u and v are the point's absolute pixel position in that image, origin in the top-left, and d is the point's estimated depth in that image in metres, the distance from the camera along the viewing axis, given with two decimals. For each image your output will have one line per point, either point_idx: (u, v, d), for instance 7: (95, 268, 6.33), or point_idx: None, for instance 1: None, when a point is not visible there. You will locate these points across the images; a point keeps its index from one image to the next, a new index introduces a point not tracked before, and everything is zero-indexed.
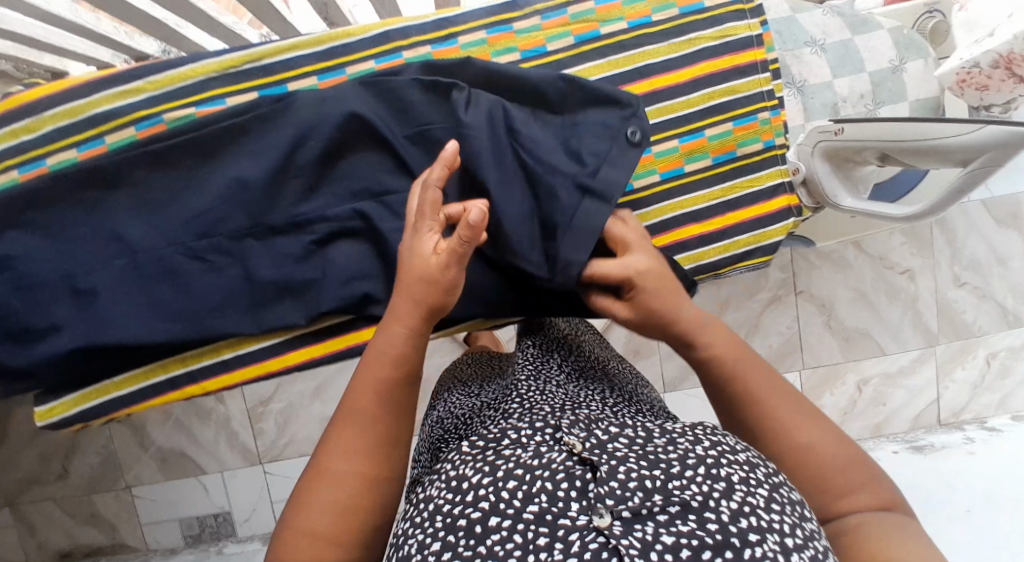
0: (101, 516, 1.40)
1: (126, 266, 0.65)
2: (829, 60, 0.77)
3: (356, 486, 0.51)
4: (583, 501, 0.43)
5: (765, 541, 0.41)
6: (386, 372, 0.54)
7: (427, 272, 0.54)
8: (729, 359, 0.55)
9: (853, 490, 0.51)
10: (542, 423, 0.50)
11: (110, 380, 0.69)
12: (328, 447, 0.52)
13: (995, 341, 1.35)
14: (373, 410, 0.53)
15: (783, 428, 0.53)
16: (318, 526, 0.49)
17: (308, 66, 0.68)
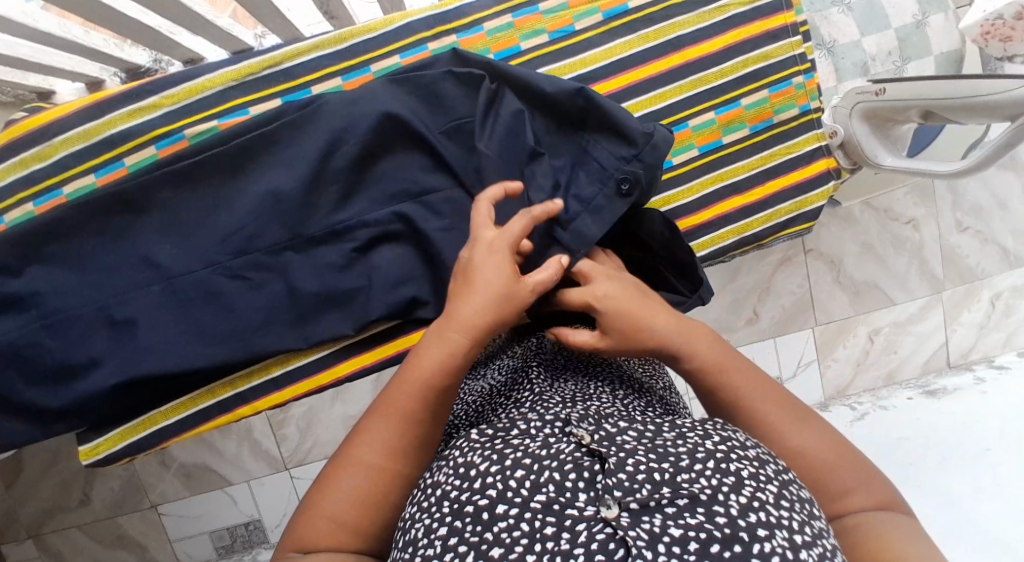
0: (129, 537, 1.38)
1: (163, 292, 0.62)
2: (857, 18, 0.76)
3: (375, 479, 0.48)
4: (590, 492, 0.39)
5: (774, 538, 0.36)
6: (438, 381, 0.49)
7: (511, 294, 0.51)
8: (711, 364, 0.51)
9: (849, 490, 0.46)
10: (550, 415, 0.46)
11: (156, 409, 0.66)
12: (360, 431, 0.50)
13: (998, 282, 1.39)
14: (412, 411, 0.49)
15: (771, 432, 0.48)
16: (336, 512, 0.47)
17: (332, 66, 0.67)
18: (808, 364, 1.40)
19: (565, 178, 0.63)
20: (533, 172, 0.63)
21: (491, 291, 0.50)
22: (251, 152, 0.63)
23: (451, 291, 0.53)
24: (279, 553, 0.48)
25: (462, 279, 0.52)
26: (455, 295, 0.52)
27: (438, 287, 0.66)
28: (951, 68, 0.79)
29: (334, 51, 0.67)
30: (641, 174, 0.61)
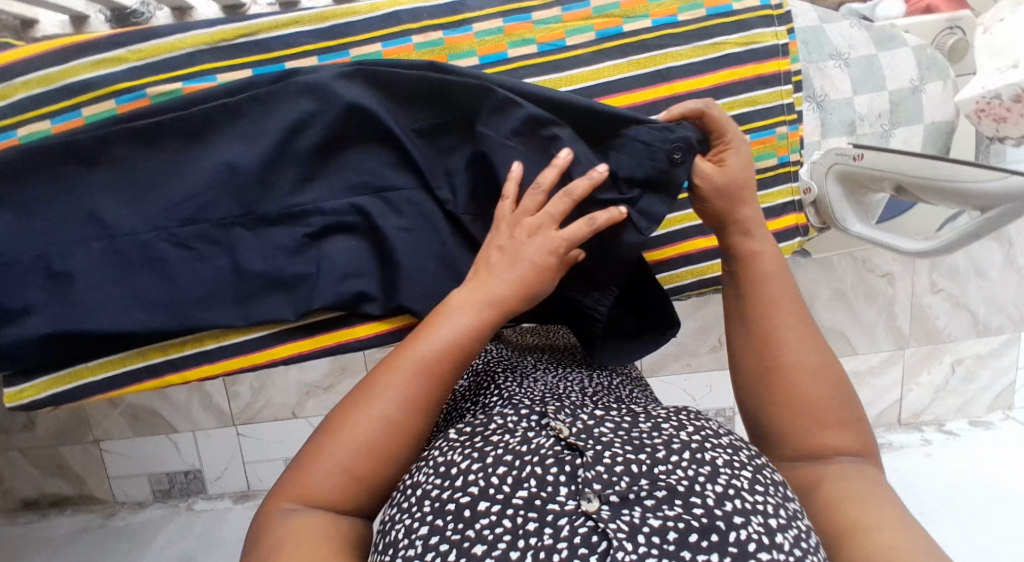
0: (69, 468, 1.38)
1: (105, 250, 0.61)
2: (852, 75, 0.74)
3: (387, 433, 0.47)
4: (571, 486, 0.42)
5: (750, 524, 0.40)
6: (464, 342, 0.50)
7: (539, 287, 0.54)
8: (760, 284, 0.57)
9: (831, 425, 0.53)
10: (527, 409, 0.49)
11: (84, 364, 0.65)
12: (373, 384, 0.49)
13: (963, 347, 1.40)
14: (435, 367, 0.49)
15: (783, 343, 0.55)
16: (343, 463, 0.46)
17: (310, 44, 0.65)
18: None
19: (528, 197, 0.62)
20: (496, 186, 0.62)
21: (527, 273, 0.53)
22: (214, 120, 0.62)
23: (483, 264, 0.55)
24: (269, 508, 0.46)
25: (505, 256, 0.54)
26: (490, 268, 0.54)
27: (388, 285, 0.66)
28: (940, 138, 0.78)
29: (317, 29, 0.65)
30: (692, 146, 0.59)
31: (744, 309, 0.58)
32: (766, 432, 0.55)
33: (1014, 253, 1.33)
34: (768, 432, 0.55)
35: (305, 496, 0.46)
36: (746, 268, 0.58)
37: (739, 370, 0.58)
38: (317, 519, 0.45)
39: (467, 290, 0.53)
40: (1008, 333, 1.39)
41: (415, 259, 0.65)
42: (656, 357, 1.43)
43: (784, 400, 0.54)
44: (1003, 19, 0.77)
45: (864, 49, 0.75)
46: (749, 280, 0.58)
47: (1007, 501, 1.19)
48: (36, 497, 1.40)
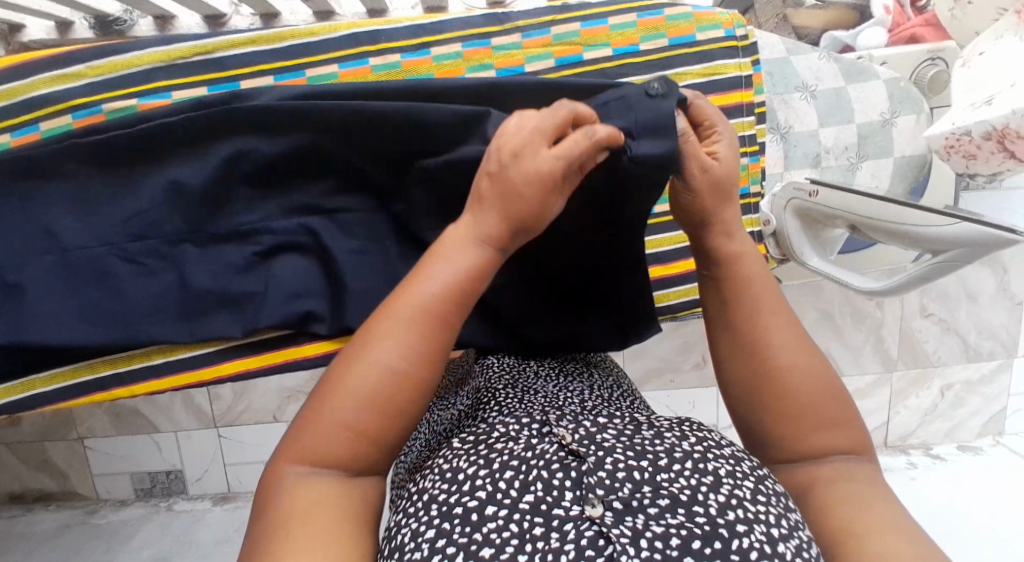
0: (54, 464, 1.40)
1: (57, 263, 0.62)
2: (819, 107, 0.73)
3: (389, 387, 0.45)
4: (575, 492, 0.41)
5: (752, 533, 0.40)
6: (460, 284, 0.47)
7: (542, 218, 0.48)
8: (744, 286, 0.55)
9: (829, 424, 0.52)
10: (528, 418, 0.48)
11: (36, 375, 0.66)
12: (368, 335, 0.46)
13: (952, 372, 1.37)
14: (433, 310, 0.46)
15: (771, 343, 0.53)
16: (346, 420, 0.44)
17: (267, 64, 0.66)
18: None
19: None
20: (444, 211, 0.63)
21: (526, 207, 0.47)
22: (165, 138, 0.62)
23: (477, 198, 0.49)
24: (273, 473, 0.45)
25: (497, 188, 0.48)
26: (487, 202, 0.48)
27: (336, 305, 0.66)
28: (909, 172, 0.77)
29: (272, 49, 0.66)
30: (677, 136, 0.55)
31: (728, 316, 0.55)
32: (762, 436, 0.53)
33: (1007, 279, 1.30)
34: (765, 434, 0.53)
35: (311, 457, 0.44)
36: (730, 271, 0.55)
37: (725, 378, 0.56)
38: (327, 481, 0.44)
39: (462, 229, 0.49)
40: (999, 359, 1.36)
41: (364, 282, 0.65)
42: (639, 373, 1.42)
43: (777, 403, 0.52)
44: (982, 52, 0.74)
45: (833, 81, 0.74)
46: (731, 281, 0.55)
47: (994, 533, 1.15)
48: (22, 491, 1.43)
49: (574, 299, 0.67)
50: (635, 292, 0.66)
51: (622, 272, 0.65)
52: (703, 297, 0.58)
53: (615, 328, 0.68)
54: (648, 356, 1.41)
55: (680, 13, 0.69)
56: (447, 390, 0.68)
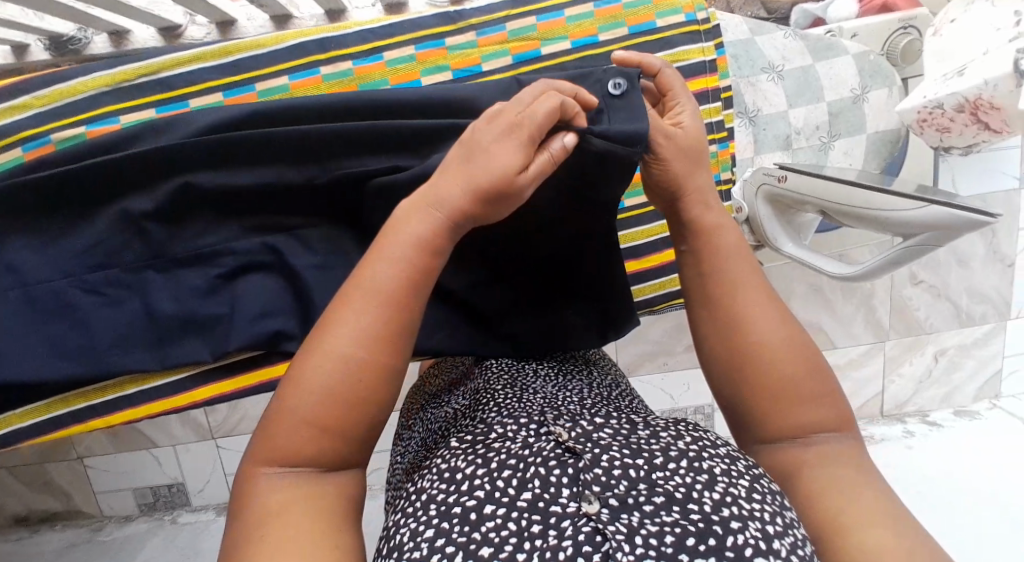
0: (55, 484, 1.41)
1: (17, 300, 0.61)
2: (786, 87, 0.72)
3: (354, 376, 0.43)
4: (573, 489, 0.43)
5: (747, 529, 0.41)
6: (417, 260, 0.45)
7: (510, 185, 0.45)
8: (720, 262, 0.53)
9: (814, 402, 0.51)
10: (525, 418, 0.50)
11: (9, 412, 0.65)
12: (327, 324, 0.44)
13: (946, 338, 1.36)
14: (390, 288, 0.44)
15: (752, 323, 0.52)
16: (311, 415, 0.43)
17: (214, 80, 0.65)
18: None
19: None
20: None
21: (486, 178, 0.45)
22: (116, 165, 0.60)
23: (440, 174, 0.47)
24: (246, 472, 0.43)
25: (463, 156, 0.46)
26: (450, 176, 0.46)
27: (306, 322, 0.65)
28: (883, 148, 0.76)
29: (218, 64, 0.65)
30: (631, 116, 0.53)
31: (706, 294, 0.54)
32: (745, 417, 0.52)
33: (997, 241, 1.28)
34: (748, 416, 0.52)
35: (279, 456, 0.43)
36: (704, 247, 0.54)
37: (705, 358, 0.54)
38: (299, 480, 0.43)
39: (420, 205, 0.46)
40: (992, 322, 1.35)
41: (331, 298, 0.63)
42: (632, 358, 1.42)
43: (757, 383, 0.51)
44: (954, 19, 0.72)
45: (800, 59, 0.72)
46: (707, 258, 0.54)
47: (992, 498, 1.15)
48: (27, 512, 1.44)
49: (550, 286, 0.65)
50: (611, 273, 0.65)
51: (595, 256, 0.64)
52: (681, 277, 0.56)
53: (594, 314, 0.66)
54: (640, 341, 1.41)
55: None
56: (442, 393, 0.68)
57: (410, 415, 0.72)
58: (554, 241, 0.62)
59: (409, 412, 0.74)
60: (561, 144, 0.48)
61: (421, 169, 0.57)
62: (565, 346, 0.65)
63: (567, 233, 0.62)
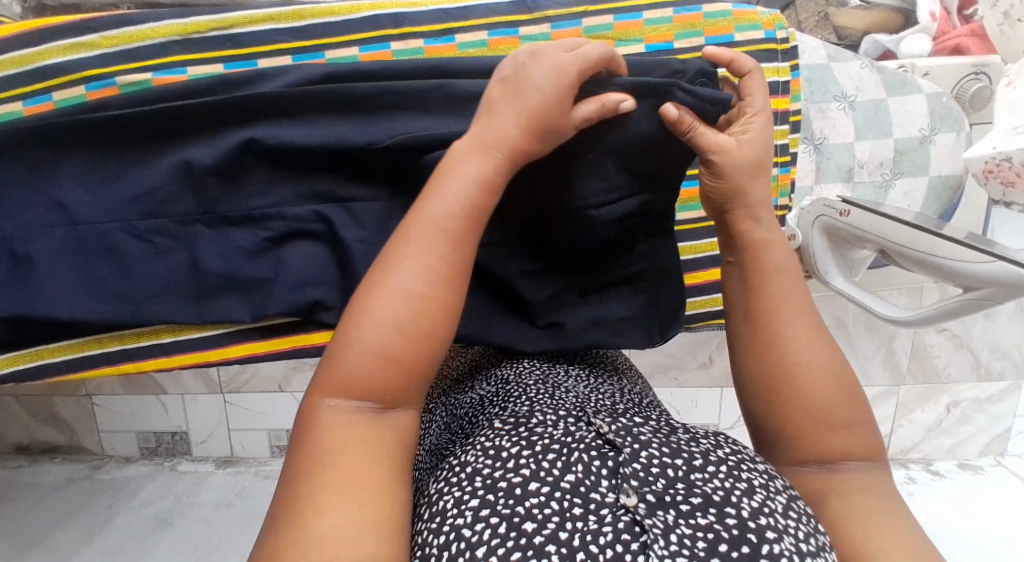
0: (60, 418, 1.43)
1: (67, 237, 0.62)
2: (856, 118, 0.70)
3: (420, 313, 0.43)
4: (611, 480, 0.43)
5: (782, 541, 0.40)
6: (476, 197, 0.46)
7: (562, 124, 0.48)
8: (766, 278, 0.53)
9: (845, 427, 0.50)
10: (565, 411, 0.51)
11: (44, 346, 0.66)
12: (388, 259, 0.44)
13: (961, 390, 1.36)
14: (451, 228, 0.45)
15: (787, 341, 0.51)
16: (379, 348, 0.42)
17: (284, 43, 0.64)
18: None
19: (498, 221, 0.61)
20: None
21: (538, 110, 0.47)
22: (177, 118, 0.60)
23: (488, 113, 0.48)
24: (308, 403, 0.43)
25: (510, 93, 0.48)
26: (501, 113, 0.47)
27: (347, 296, 0.65)
28: (943, 193, 0.74)
29: (289, 27, 0.64)
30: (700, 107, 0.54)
31: (749, 309, 0.53)
32: (774, 436, 0.52)
33: None
34: (777, 435, 0.51)
35: (344, 390, 0.42)
36: (751, 259, 0.53)
37: (740, 374, 0.54)
38: (362, 416, 0.42)
39: (478, 144, 0.47)
40: (1009, 379, 1.35)
41: None
42: (644, 369, 1.42)
43: (790, 404, 0.50)
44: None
45: (874, 92, 0.71)
46: (752, 271, 0.53)
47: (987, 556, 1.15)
48: (28, 442, 1.45)
49: (597, 272, 0.63)
50: (662, 260, 0.64)
51: (644, 238, 0.63)
52: (725, 287, 0.56)
53: (641, 305, 0.64)
54: (656, 352, 1.41)
55: (719, 9, 0.65)
56: (464, 379, 0.69)
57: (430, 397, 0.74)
58: (613, 229, 0.60)
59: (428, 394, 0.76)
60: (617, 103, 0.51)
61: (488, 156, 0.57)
62: (605, 342, 0.63)
63: (627, 217, 0.60)
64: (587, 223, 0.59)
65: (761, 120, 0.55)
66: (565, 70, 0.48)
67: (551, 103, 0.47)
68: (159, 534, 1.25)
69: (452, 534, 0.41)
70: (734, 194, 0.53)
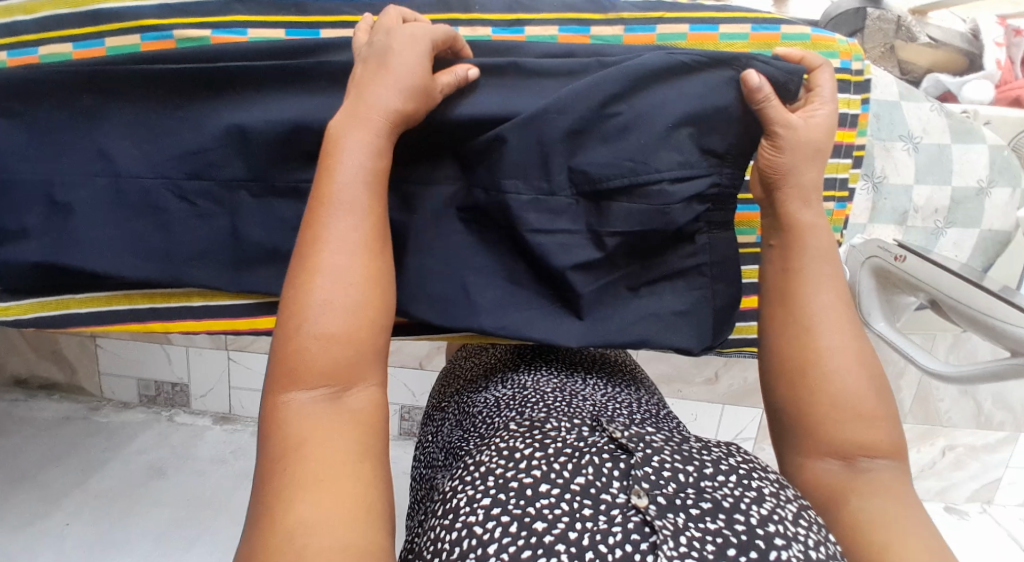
0: (62, 356, 1.42)
1: (109, 189, 0.61)
2: (918, 161, 0.69)
3: (362, 286, 0.46)
4: (623, 481, 0.43)
5: (790, 548, 0.40)
6: (370, 164, 0.49)
7: (428, 89, 0.52)
8: (807, 263, 0.57)
9: (869, 422, 0.53)
10: (579, 420, 0.51)
11: (73, 295, 0.65)
12: (312, 244, 0.47)
13: (959, 435, 1.36)
14: (354, 198, 0.48)
15: (818, 329, 0.55)
16: (328, 331, 0.45)
17: (351, 16, 0.63)
18: (744, 440, 1.46)
19: (556, 223, 0.58)
20: (525, 204, 0.57)
21: (405, 79, 0.51)
22: (234, 79, 0.59)
23: (357, 88, 0.51)
24: (270, 403, 0.45)
25: (371, 68, 0.51)
26: (370, 86, 0.51)
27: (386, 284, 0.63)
28: (992, 247, 0.73)
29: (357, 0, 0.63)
30: (778, 79, 0.56)
31: (786, 293, 0.57)
32: (798, 422, 0.55)
33: None
34: (802, 421, 0.54)
35: (300, 380, 0.44)
36: (796, 244, 0.57)
37: (770, 355, 0.58)
38: (321, 402, 0.44)
39: (356, 114, 0.50)
40: (1008, 431, 1.36)
41: (421, 260, 0.62)
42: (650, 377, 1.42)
43: (817, 392, 0.54)
44: None
45: (938, 136, 0.69)
46: (795, 257, 0.57)
47: None
48: (28, 376, 1.45)
49: (652, 261, 0.61)
50: (722, 251, 0.62)
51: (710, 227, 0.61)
52: (764, 273, 0.60)
53: (696, 300, 0.62)
54: (662, 361, 1.41)
55: (798, 32, 0.63)
56: (480, 381, 0.71)
57: (444, 398, 0.76)
58: (689, 211, 0.57)
59: (441, 396, 0.78)
60: (465, 73, 0.56)
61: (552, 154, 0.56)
62: (655, 337, 0.61)
63: (699, 199, 0.58)
64: (660, 200, 0.57)
65: (827, 109, 0.57)
66: (419, 39, 0.52)
67: (412, 69, 0.51)
68: (152, 483, 1.26)
69: (464, 530, 0.42)
70: (785, 171, 0.56)
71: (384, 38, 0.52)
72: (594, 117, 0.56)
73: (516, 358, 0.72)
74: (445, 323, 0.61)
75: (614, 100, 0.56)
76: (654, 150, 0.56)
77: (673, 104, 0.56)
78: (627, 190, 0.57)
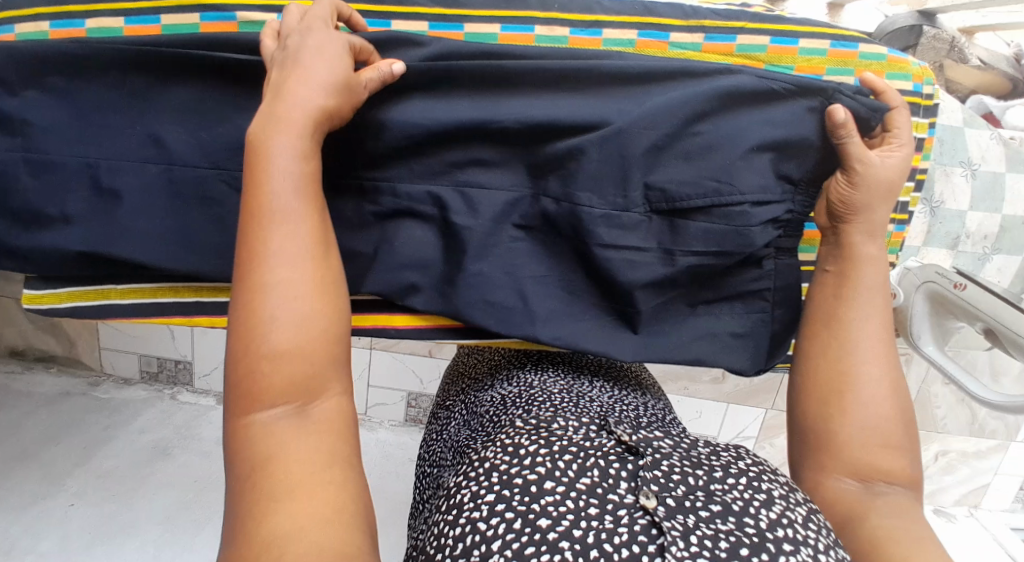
0: (61, 328, 1.38)
1: (159, 176, 0.57)
2: (975, 188, 0.70)
3: (312, 297, 0.44)
4: (630, 482, 0.43)
5: (799, 553, 0.39)
6: (303, 168, 0.47)
7: (351, 83, 0.51)
8: (860, 291, 0.56)
9: (897, 450, 0.53)
10: (586, 419, 0.51)
11: (114, 285, 0.62)
12: (252, 255, 0.44)
13: (952, 441, 1.40)
14: (287, 203, 0.45)
15: (856, 352, 0.55)
16: (283, 343, 0.43)
17: (423, 8, 0.62)
18: (744, 438, 1.49)
19: (626, 234, 0.57)
20: (597, 214, 0.56)
21: (323, 75, 0.49)
22: None
23: (278, 85, 0.48)
24: (232, 419, 0.42)
25: (287, 68, 0.49)
26: (290, 84, 0.48)
27: (443, 287, 0.60)
28: None
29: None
30: (861, 114, 0.56)
31: (832, 315, 0.57)
32: (818, 441, 0.55)
33: None
34: (828, 438, 0.54)
35: (259, 402, 0.42)
36: (852, 271, 0.57)
37: (803, 374, 0.57)
38: (284, 415, 0.42)
39: (274, 116, 0.47)
40: (998, 439, 1.40)
41: (481, 266, 0.59)
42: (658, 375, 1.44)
43: (850, 413, 0.54)
44: None
45: (995, 164, 0.70)
46: (848, 284, 0.57)
47: None
48: (24, 347, 1.41)
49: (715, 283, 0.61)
50: (787, 276, 0.61)
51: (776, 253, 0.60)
52: (812, 292, 0.59)
53: (754, 323, 0.62)
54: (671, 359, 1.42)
55: (874, 52, 0.62)
56: (486, 380, 0.70)
57: (449, 397, 0.75)
58: (766, 234, 0.57)
59: (446, 394, 0.76)
60: (390, 69, 0.54)
61: (627, 164, 0.56)
62: (710, 357, 0.61)
63: (774, 222, 0.57)
64: (740, 221, 0.56)
65: (905, 151, 0.56)
66: (331, 40, 0.51)
67: (329, 66, 0.49)
68: (154, 464, 1.23)
69: (468, 526, 0.41)
70: (860, 207, 0.56)
71: (297, 39, 0.50)
72: (677, 131, 0.55)
73: (522, 356, 0.71)
74: (504, 330, 0.59)
75: (698, 119, 0.56)
76: (734, 168, 0.56)
77: (753, 126, 0.56)
78: (708, 209, 0.56)
